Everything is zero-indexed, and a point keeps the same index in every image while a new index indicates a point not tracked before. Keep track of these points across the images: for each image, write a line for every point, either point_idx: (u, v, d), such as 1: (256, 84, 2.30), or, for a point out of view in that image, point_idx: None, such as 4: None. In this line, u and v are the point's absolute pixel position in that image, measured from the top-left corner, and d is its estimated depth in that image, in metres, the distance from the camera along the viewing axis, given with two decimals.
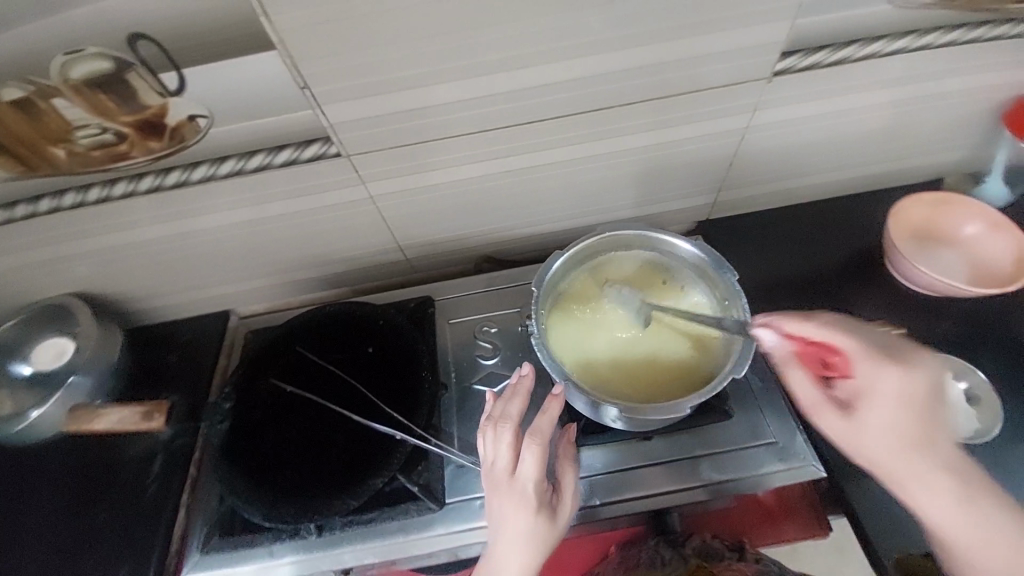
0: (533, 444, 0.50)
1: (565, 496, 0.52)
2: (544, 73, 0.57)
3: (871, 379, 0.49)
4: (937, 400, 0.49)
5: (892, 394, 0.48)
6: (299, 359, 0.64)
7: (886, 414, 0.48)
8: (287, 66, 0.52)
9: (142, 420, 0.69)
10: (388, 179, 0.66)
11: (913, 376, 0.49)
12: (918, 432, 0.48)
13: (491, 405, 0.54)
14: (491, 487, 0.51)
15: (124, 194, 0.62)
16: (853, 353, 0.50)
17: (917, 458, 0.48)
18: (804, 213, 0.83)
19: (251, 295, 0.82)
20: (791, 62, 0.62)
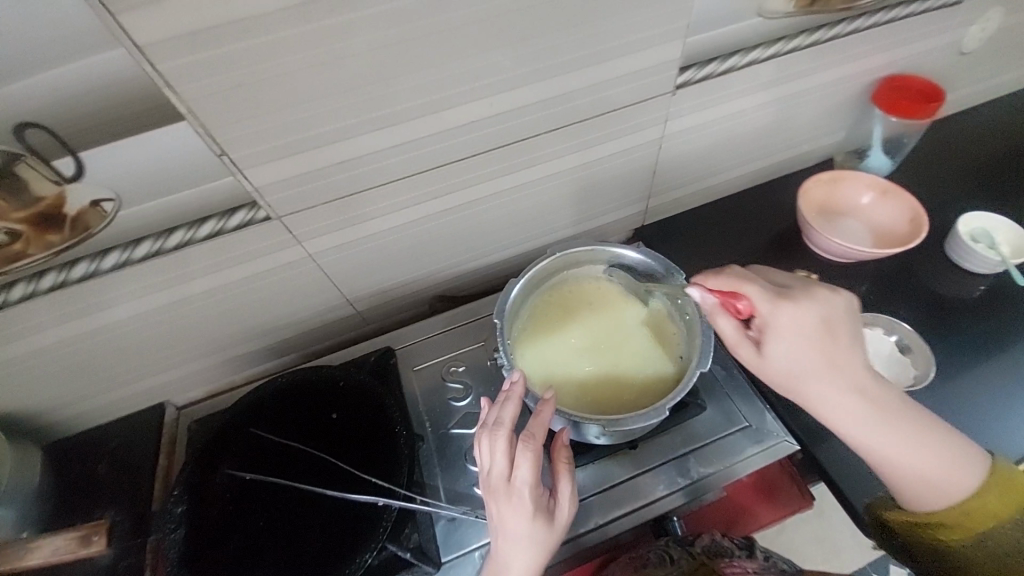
0: (528, 450, 0.47)
1: (564, 498, 0.50)
2: (468, 111, 0.58)
3: (774, 319, 0.50)
4: (837, 328, 0.50)
5: (796, 329, 0.49)
6: (256, 441, 0.59)
7: (795, 349, 0.49)
8: (200, 136, 0.50)
9: (79, 546, 0.64)
10: (325, 235, 0.64)
11: (812, 309, 0.50)
12: (823, 360, 0.50)
13: (486, 411, 0.51)
14: (487, 492, 0.49)
15: (23, 297, 0.55)
16: (755, 297, 0.51)
17: (823, 382, 0.50)
18: (727, 206, 0.90)
19: (189, 380, 0.75)
20: (690, 75, 0.68)
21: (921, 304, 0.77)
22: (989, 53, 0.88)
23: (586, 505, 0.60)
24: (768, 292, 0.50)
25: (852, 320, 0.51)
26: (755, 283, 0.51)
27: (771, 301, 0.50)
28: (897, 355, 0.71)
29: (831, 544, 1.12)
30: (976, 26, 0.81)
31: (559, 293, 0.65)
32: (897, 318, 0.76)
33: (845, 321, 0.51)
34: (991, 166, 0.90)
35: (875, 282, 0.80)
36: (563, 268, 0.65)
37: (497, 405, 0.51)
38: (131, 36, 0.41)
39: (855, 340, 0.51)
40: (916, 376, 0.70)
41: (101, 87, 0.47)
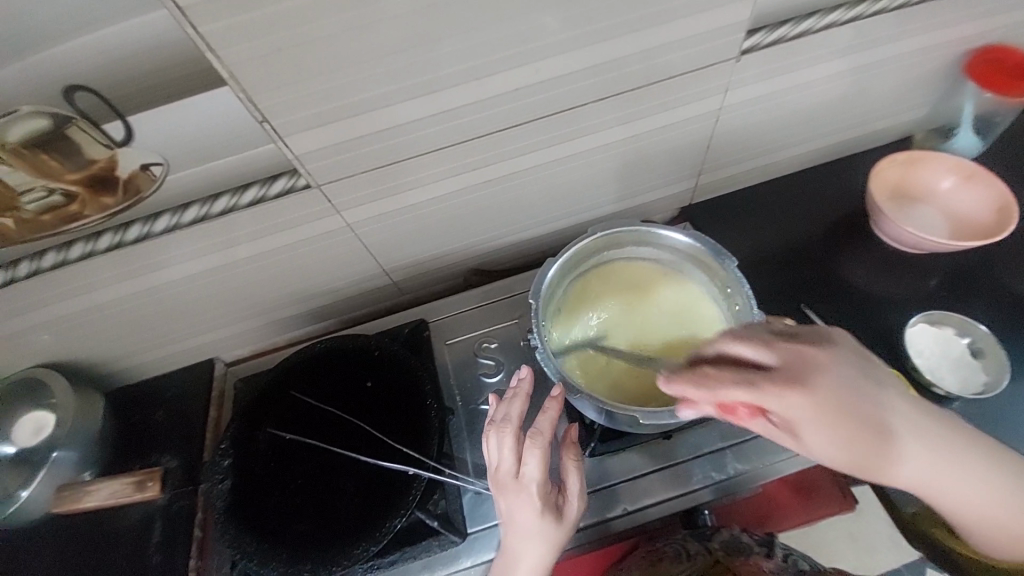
0: (536, 446, 0.49)
1: (573, 495, 0.52)
2: (511, 79, 0.55)
3: (798, 414, 0.42)
4: (853, 391, 0.43)
5: (823, 419, 0.42)
6: (295, 403, 0.61)
7: (834, 439, 0.43)
8: (242, 102, 0.49)
9: (135, 490, 0.68)
10: (363, 205, 0.63)
11: (824, 389, 0.42)
12: (862, 436, 0.44)
13: (494, 408, 0.53)
14: (496, 489, 0.51)
15: (82, 256, 0.57)
16: (759, 399, 0.42)
17: (873, 456, 0.45)
18: (784, 187, 0.83)
19: (234, 340, 0.78)
20: (757, 39, 0.62)
21: (998, 303, 0.70)
22: None
23: (615, 489, 0.59)
24: (773, 390, 0.42)
25: (856, 371, 0.44)
26: (747, 386, 0.42)
27: (782, 399, 0.42)
28: (963, 359, 0.66)
29: (864, 541, 1.09)
30: None
31: (595, 275, 0.62)
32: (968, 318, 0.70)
33: (852, 378, 0.44)
34: None
35: (946, 276, 0.73)
36: (604, 247, 0.62)
37: (505, 403, 0.53)
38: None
39: (873, 397, 0.45)
40: (985, 382, 0.65)
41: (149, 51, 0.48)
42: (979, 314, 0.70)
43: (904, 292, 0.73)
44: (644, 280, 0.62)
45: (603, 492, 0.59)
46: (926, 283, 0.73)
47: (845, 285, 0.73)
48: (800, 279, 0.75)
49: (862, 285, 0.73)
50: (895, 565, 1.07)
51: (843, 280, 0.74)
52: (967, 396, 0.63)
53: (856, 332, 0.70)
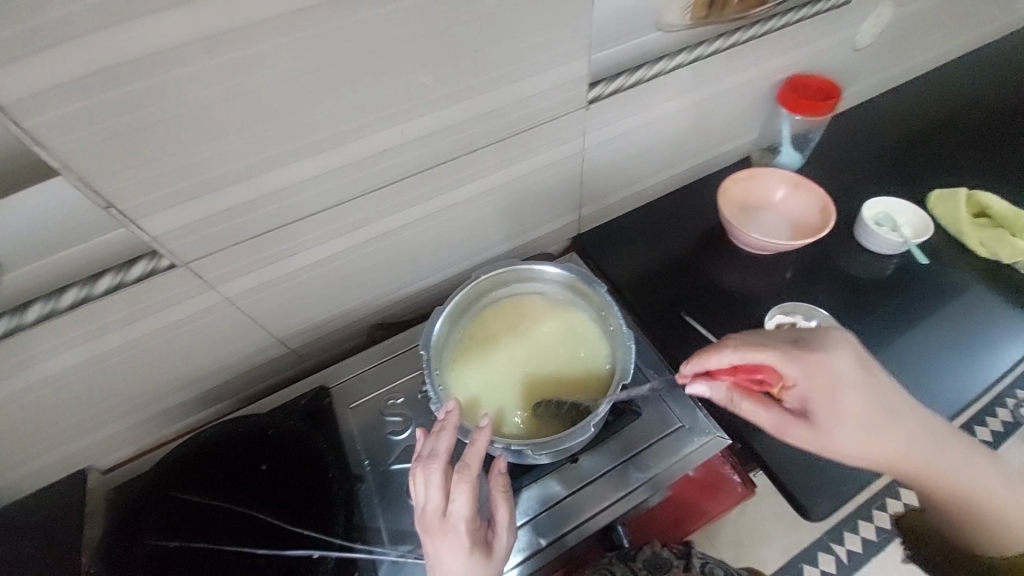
0: (464, 479, 0.48)
1: (502, 528, 0.50)
2: (380, 140, 0.57)
3: (805, 383, 0.52)
4: (862, 377, 0.52)
5: (829, 387, 0.52)
6: (180, 504, 0.55)
7: (835, 410, 0.52)
8: (81, 191, 0.46)
9: None
10: (243, 276, 0.61)
11: (832, 364, 0.52)
12: (862, 414, 0.52)
13: (422, 444, 0.52)
14: (422, 530, 0.48)
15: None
16: (777, 364, 0.53)
17: (869, 436, 0.52)
18: (657, 209, 0.92)
19: (111, 442, 0.70)
20: (600, 90, 0.69)
21: (841, 288, 0.82)
22: (877, 49, 0.94)
23: (534, 522, 0.60)
24: (790, 356, 0.53)
25: (868, 363, 0.53)
26: (766, 350, 0.53)
27: (795, 366, 0.52)
28: None
29: (789, 519, 1.17)
30: (865, 23, 0.87)
31: (486, 316, 0.65)
32: (819, 304, 0.81)
33: (865, 368, 0.53)
34: (892, 151, 0.97)
35: (797, 270, 0.84)
36: (491, 289, 0.65)
37: (433, 438, 0.51)
38: None
39: (879, 385, 0.53)
40: None
41: None
42: (828, 300, 0.81)
43: (767, 289, 0.82)
44: (531, 315, 0.65)
45: (524, 527, 0.60)
46: (784, 278, 0.83)
47: (718, 290, 0.81)
48: (681, 290, 0.82)
49: (732, 288, 0.82)
50: (819, 536, 1.15)
51: (717, 285, 0.83)
52: None
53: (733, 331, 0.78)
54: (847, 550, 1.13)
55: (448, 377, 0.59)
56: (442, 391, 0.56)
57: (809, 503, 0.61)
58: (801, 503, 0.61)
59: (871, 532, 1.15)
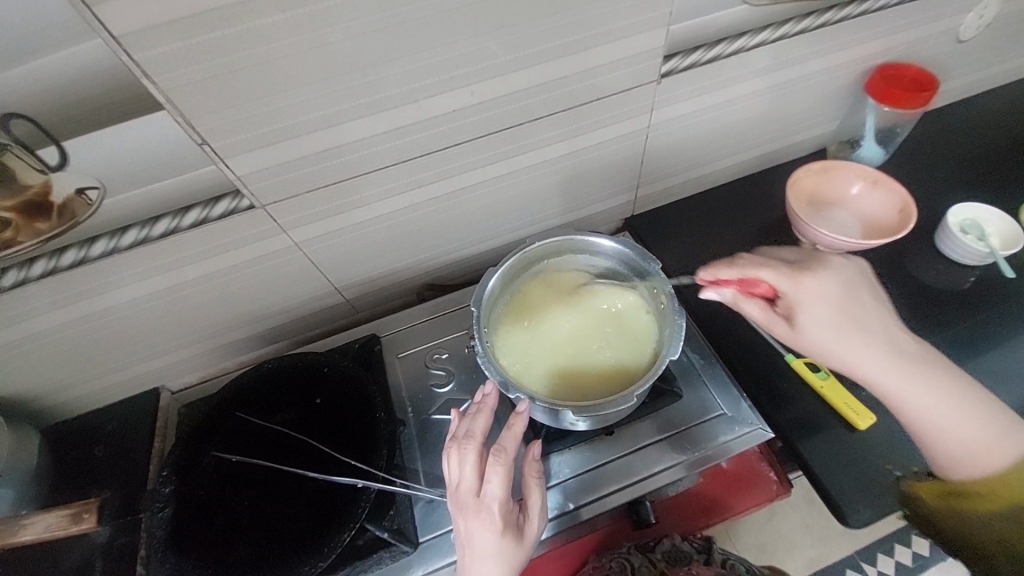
0: (499, 464, 0.50)
1: (533, 512, 0.53)
2: (449, 99, 0.58)
3: (798, 293, 0.53)
4: (855, 291, 0.53)
5: (822, 301, 0.52)
6: (242, 425, 0.60)
7: (825, 318, 0.52)
8: (180, 125, 0.50)
9: (70, 523, 0.64)
10: (310, 223, 0.64)
11: (828, 276, 0.53)
12: (851, 324, 0.52)
13: (457, 424, 0.54)
14: (456, 507, 0.51)
15: (10, 286, 0.56)
16: (775, 278, 0.54)
17: (855, 343, 0.52)
18: (717, 197, 0.90)
19: (183, 366, 0.77)
20: (674, 64, 0.67)
21: (910, 295, 0.77)
22: (985, 40, 0.86)
23: (561, 487, 0.61)
24: (786, 270, 0.54)
25: (862, 283, 0.55)
26: (767, 266, 0.55)
27: (788, 276, 0.54)
28: None
29: (818, 531, 1.14)
30: (975, 12, 0.80)
31: (537, 284, 0.66)
32: None
33: (859, 286, 0.54)
34: (987, 156, 0.89)
35: None
36: (543, 257, 0.66)
37: (469, 419, 0.53)
38: (107, 28, 0.41)
39: (873, 301, 0.54)
40: None
41: (79, 81, 0.48)
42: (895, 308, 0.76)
43: None
44: (581, 289, 0.65)
45: (552, 489, 0.61)
46: None
47: None
48: None
49: None
50: (850, 554, 1.11)
51: None
52: None
53: None
54: (878, 571, 1.09)
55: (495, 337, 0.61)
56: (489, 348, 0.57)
57: (849, 509, 0.59)
58: (840, 508, 0.59)
59: (909, 558, 1.09)
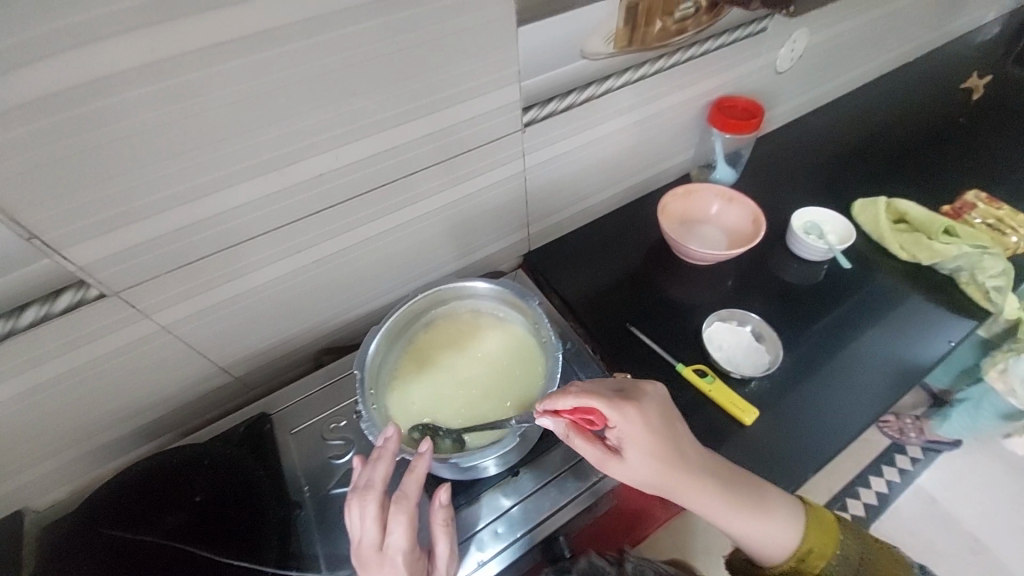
0: (401, 513, 0.49)
1: (440, 560, 0.52)
2: (319, 163, 0.59)
3: (625, 431, 0.55)
4: (670, 423, 0.57)
5: (645, 435, 0.55)
6: (110, 542, 0.53)
7: (648, 456, 0.55)
8: (0, 223, 0.46)
9: None
10: (179, 303, 0.61)
11: (652, 410, 0.57)
12: (668, 458, 0.56)
13: (358, 472, 0.52)
14: (359, 563, 0.49)
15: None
16: (607, 414, 0.55)
17: (671, 472, 0.56)
18: (604, 227, 0.96)
19: (43, 484, 0.67)
20: (534, 114, 0.73)
21: (775, 294, 0.86)
22: (798, 71, 1.02)
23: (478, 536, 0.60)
24: (620, 408, 0.55)
25: (675, 410, 0.59)
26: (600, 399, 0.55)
27: (621, 415, 0.55)
28: (754, 344, 0.79)
29: None
30: (785, 47, 0.94)
31: (427, 335, 0.66)
32: (756, 309, 0.84)
33: (673, 414, 0.58)
34: (820, 166, 1.03)
35: (735, 279, 0.88)
36: (424, 312, 0.67)
37: (369, 466, 0.51)
38: None
39: (682, 425, 0.59)
40: (770, 360, 0.78)
41: None
42: (766, 308, 0.84)
43: (710, 298, 0.86)
44: (466, 337, 0.66)
45: (466, 543, 0.59)
46: (723, 287, 0.87)
47: (665, 302, 0.85)
48: (630, 303, 0.85)
49: (677, 299, 0.85)
50: None
51: (664, 295, 0.86)
52: (762, 373, 0.76)
53: (680, 340, 0.81)
54: None
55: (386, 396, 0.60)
56: (375, 412, 0.57)
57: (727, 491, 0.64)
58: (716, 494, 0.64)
59: None
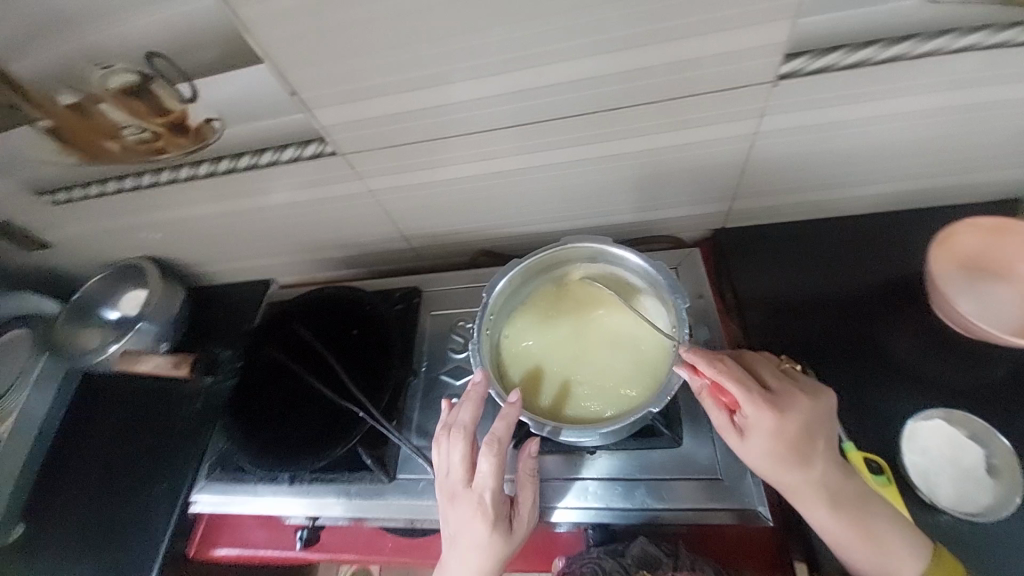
0: (489, 453, 0.53)
1: (522, 507, 0.56)
2: (519, 79, 0.57)
3: (755, 418, 0.50)
4: (813, 431, 0.50)
5: (776, 432, 0.49)
6: (297, 333, 0.73)
7: (772, 450, 0.50)
8: (276, 78, 0.58)
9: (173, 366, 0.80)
10: (384, 175, 0.71)
11: (794, 409, 0.50)
12: (792, 463, 0.49)
13: (447, 413, 0.58)
14: (449, 493, 0.54)
15: (150, 184, 0.74)
16: (741, 397, 0.50)
17: (794, 477, 0.50)
18: (833, 231, 0.75)
19: (283, 268, 0.94)
20: (797, 65, 0.55)
21: None
22: None
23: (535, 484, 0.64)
24: (755, 393, 0.50)
25: (827, 420, 0.51)
26: (739, 380, 0.50)
27: (755, 399, 0.50)
28: (974, 473, 0.56)
29: None
30: None
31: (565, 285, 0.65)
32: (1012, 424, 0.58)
33: (821, 424, 0.51)
34: None
35: (1001, 372, 0.61)
36: (567, 262, 0.65)
37: (462, 407, 0.57)
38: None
39: (827, 437, 0.51)
40: (988, 507, 0.55)
41: (203, 15, 0.56)
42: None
43: (945, 379, 0.62)
44: (596, 304, 0.62)
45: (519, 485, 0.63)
46: (975, 374, 0.62)
47: (874, 355, 0.66)
48: (817, 337, 0.69)
49: (899, 356, 0.65)
50: None
51: (878, 346, 0.66)
52: (962, 517, 0.54)
53: (866, 409, 0.62)
54: None
55: (502, 327, 0.63)
56: (484, 337, 0.61)
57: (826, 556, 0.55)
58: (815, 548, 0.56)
59: None
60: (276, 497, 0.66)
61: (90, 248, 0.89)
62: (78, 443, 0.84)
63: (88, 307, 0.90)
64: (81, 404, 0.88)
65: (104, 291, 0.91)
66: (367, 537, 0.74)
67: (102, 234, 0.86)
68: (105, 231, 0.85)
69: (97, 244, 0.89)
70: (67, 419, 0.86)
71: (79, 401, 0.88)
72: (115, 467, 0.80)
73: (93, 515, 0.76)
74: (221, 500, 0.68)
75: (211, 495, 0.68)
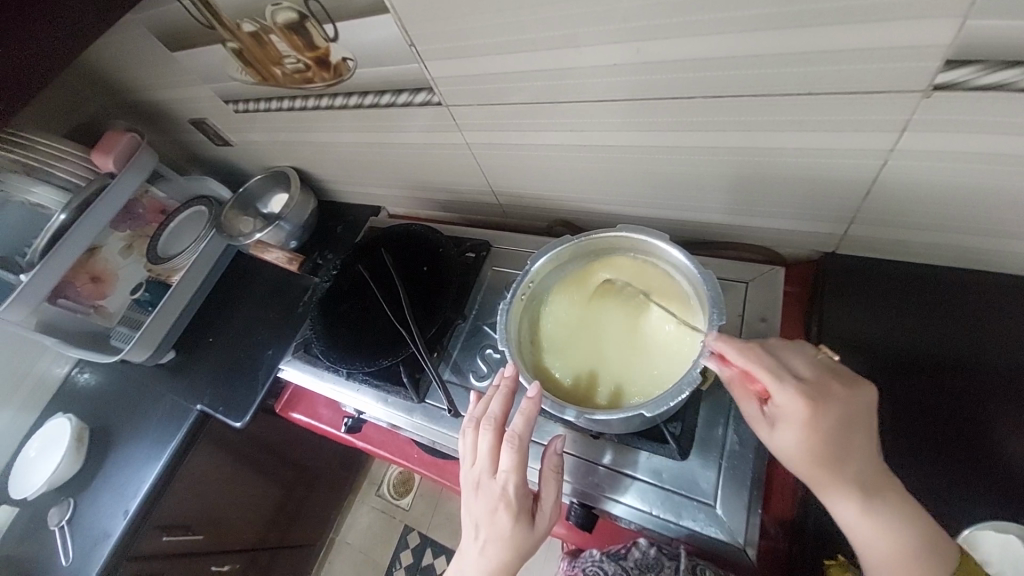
0: (511, 446, 0.55)
1: (545, 504, 0.56)
2: (614, 53, 0.56)
3: (784, 405, 0.46)
4: (852, 426, 0.45)
5: (810, 423, 0.45)
6: (380, 257, 0.84)
7: (802, 440, 0.45)
8: (397, 28, 0.64)
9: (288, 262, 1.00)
10: (480, 130, 0.76)
11: (831, 398, 0.46)
12: (830, 460, 0.45)
13: (476, 406, 0.61)
14: (473, 484, 0.56)
15: (300, 107, 0.88)
16: (771, 383, 0.47)
17: (828, 474, 0.45)
18: (966, 284, 0.63)
19: (393, 199, 1.07)
20: (957, 76, 0.44)
21: None
22: None
23: (534, 446, 0.68)
24: (785, 379, 0.47)
25: (869, 417, 0.46)
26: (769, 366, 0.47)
27: (784, 384, 0.47)
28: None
29: None
30: None
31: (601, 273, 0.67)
32: None
33: (860, 417, 0.46)
34: None
35: None
36: (613, 251, 0.67)
37: (489, 400, 0.60)
38: None
39: (865, 432, 0.46)
40: None
41: None
42: None
43: None
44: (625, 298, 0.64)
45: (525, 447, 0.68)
46: None
47: (972, 447, 0.55)
48: (895, 396, 0.60)
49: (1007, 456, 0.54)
50: None
51: (982, 439, 0.55)
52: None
53: (919, 484, 0.55)
54: None
55: (536, 299, 0.67)
56: (517, 302, 0.65)
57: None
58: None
59: None
60: (335, 385, 0.79)
61: (258, 152, 1.10)
62: (233, 301, 1.12)
63: (248, 200, 1.12)
64: (239, 274, 1.16)
65: (261, 190, 1.12)
66: (400, 443, 0.85)
67: (265, 142, 1.05)
68: (268, 140, 1.04)
69: (262, 150, 1.09)
70: (230, 283, 1.16)
71: (239, 272, 1.16)
72: (249, 326, 1.06)
73: (229, 356, 1.04)
74: (299, 375, 0.83)
75: (293, 368, 0.84)
